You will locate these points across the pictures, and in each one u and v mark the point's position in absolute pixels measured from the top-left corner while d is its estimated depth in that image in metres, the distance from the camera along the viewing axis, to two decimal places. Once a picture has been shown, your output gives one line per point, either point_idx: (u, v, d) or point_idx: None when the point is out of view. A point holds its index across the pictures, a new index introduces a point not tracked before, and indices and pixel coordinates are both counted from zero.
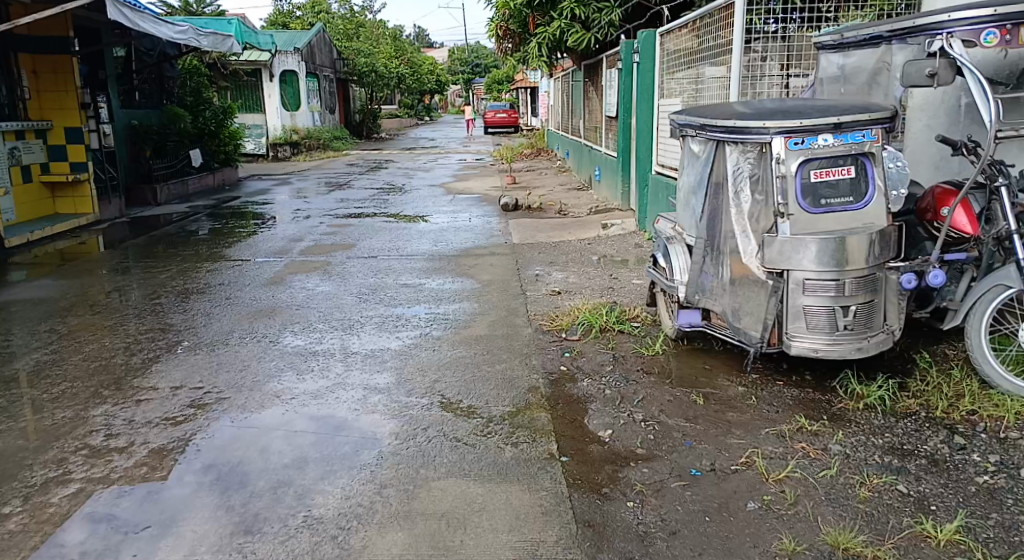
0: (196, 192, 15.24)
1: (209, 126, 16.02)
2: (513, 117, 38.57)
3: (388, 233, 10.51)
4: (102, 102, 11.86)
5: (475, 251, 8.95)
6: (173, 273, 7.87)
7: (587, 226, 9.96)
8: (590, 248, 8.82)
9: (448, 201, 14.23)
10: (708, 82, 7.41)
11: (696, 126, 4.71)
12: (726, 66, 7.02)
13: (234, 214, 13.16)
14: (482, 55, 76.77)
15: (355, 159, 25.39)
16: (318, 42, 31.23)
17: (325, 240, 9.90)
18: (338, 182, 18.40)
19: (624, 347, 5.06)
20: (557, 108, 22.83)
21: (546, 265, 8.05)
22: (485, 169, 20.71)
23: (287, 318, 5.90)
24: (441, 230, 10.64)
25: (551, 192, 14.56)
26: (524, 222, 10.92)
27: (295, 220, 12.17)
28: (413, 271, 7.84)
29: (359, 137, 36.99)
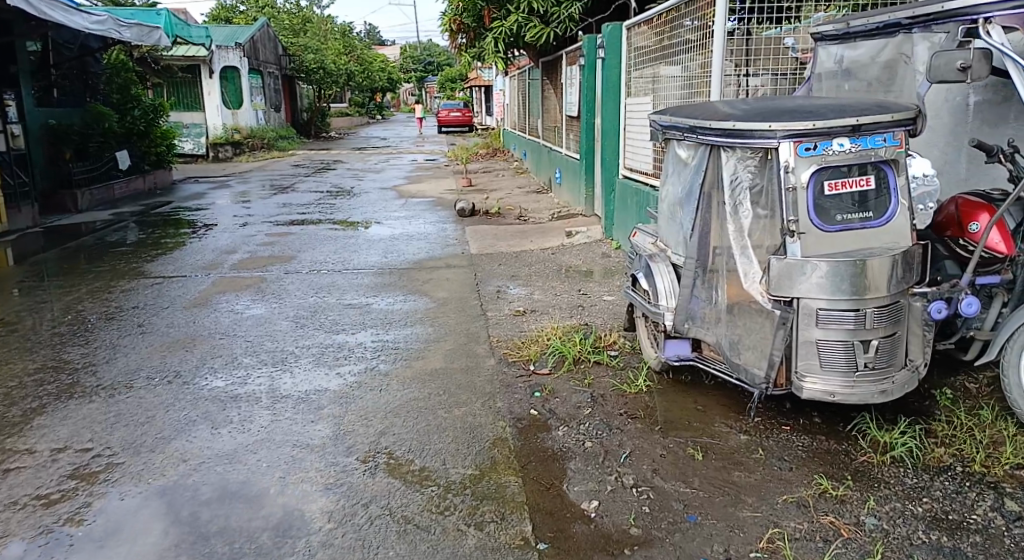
0: (123, 196, 14.90)
1: (137, 125, 15.64)
2: (467, 116, 37.85)
3: (332, 242, 9.79)
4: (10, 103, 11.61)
5: (427, 264, 8.28)
6: (86, 294, 7.12)
7: (549, 235, 9.33)
8: (552, 259, 8.21)
9: (400, 205, 13.53)
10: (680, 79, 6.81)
11: (685, 127, 4.06)
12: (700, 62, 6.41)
13: (168, 222, 12.33)
14: (434, 53, 75.85)
15: (302, 159, 24.51)
16: (261, 37, 30.18)
17: (264, 253, 9.16)
18: (283, 185, 17.57)
19: (601, 383, 4.40)
20: (513, 108, 22.20)
21: (505, 279, 7.43)
22: (439, 170, 20.01)
23: (211, 355, 5.22)
24: (390, 240, 9.95)
25: (509, 196, 13.93)
26: (480, 230, 10.27)
27: (234, 228, 11.37)
28: (361, 289, 7.14)
29: (306, 136, 36.03)
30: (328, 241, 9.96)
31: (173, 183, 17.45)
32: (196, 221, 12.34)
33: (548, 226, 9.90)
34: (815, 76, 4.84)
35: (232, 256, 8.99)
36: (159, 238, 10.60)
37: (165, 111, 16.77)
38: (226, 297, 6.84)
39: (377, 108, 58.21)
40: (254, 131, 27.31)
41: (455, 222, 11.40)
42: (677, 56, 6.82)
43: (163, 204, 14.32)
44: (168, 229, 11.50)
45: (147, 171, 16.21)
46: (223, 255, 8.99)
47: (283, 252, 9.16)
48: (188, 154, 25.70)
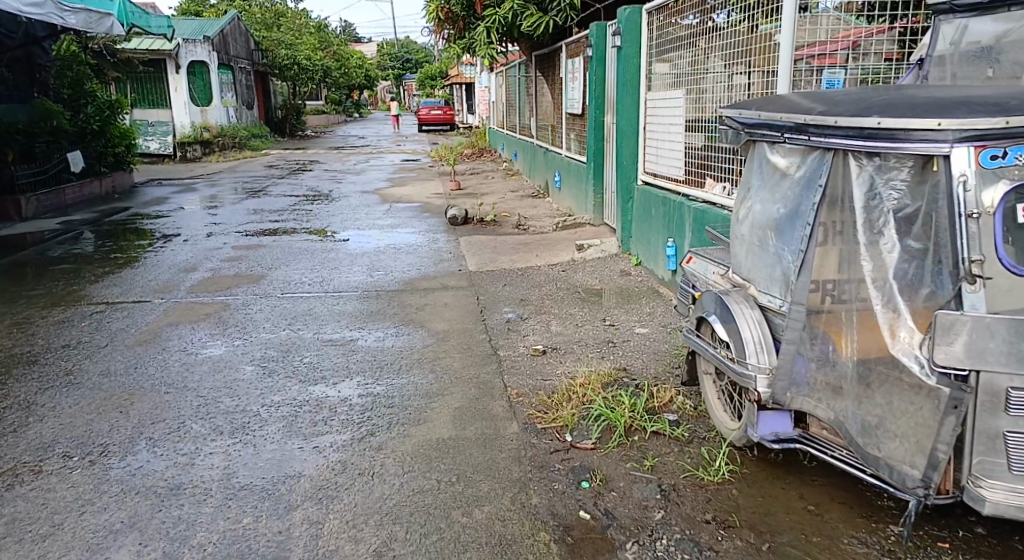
0: (76, 202, 13.73)
1: (91, 123, 14.56)
2: (448, 114, 36.74)
3: (306, 257, 8.69)
4: None
5: (417, 285, 7.20)
6: (13, 332, 6.06)
7: (556, 251, 8.27)
8: (560, 280, 7.15)
9: (382, 211, 12.42)
10: (717, 69, 5.75)
11: (787, 126, 3.01)
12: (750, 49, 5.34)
13: (125, 232, 11.19)
14: (412, 49, 74.53)
15: (276, 160, 23.31)
16: (232, 31, 28.93)
17: (228, 271, 8.06)
18: (255, 188, 16.41)
19: (666, 466, 3.29)
20: (501, 105, 21.10)
21: (510, 306, 6.37)
22: (422, 171, 18.89)
23: (151, 423, 4.16)
24: (373, 254, 8.86)
25: (502, 202, 12.89)
26: (475, 243, 9.19)
27: (197, 239, 10.23)
28: (344, 320, 6.04)
29: (282, 135, 34.87)
30: (302, 254, 8.86)
31: (135, 186, 16.30)
32: (157, 231, 11.20)
33: (552, 241, 8.83)
34: (930, 57, 4.13)
35: (192, 275, 7.89)
36: (112, 251, 9.46)
37: (124, 108, 15.72)
38: (178, 336, 5.75)
39: (355, 105, 56.93)
40: (225, 130, 26.13)
41: (444, 232, 10.31)
42: (718, 42, 5.75)
43: (122, 211, 13.15)
44: (124, 241, 10.34)
45: (105, 174, 15.04)
46: (182, 276, 7.89)
47: (250, 270, 8.04)
48: (155, 154, 24.55)
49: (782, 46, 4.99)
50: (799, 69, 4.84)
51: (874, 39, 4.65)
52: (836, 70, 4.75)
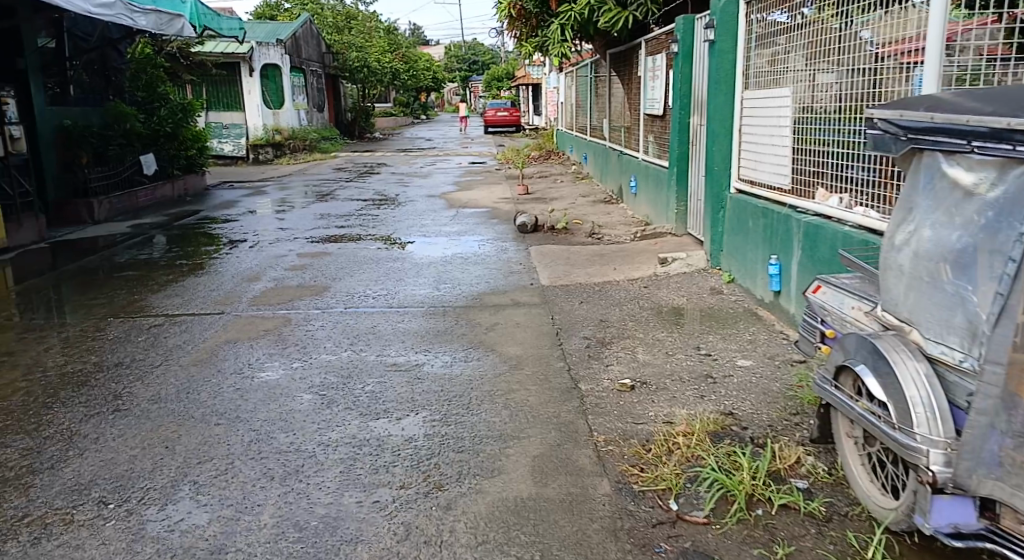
0: (147, 205, 13.50)
1: (164, 126, 14.31)
2: (515, 115, 36.29)
3: (371, 266, 8.32)
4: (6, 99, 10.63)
5: (486, 300, 6.74)
6: (67, 345, 5.79)
7: (634, 264, 7.73)
8: (643, 299, 6.62)
9: (451, 217, 12.03)
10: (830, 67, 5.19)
11: (981, 137, 2.65)
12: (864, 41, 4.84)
13: (192, 236, 11.01)
14: (479, 51, 74.46)
15: (344, 163, 23.20)
16: (303, 34, 29.05)
17: (291, 280, 7.72)
18: (322, 191, 16.22)
19: (804, 555, 2.84)
20: (570, 107, 20.58)
21: (590, 327, 5.86)
22: (490, 174, 18.50)
23: (197, 461, 3.75)
24: (441, 264, 8.43)
25: (574, 208, 12.38)
26: (548, 254, 8.69)
27: (263, 245, 9.97)
28: (409, 340, 5.61)
29: (350, 137, 34.97)
30: (367, 263, 8.50)
31: (205, 189, 16.28)
32: (223, 236, 11.01)
33: (629, 252, 8.27)
34: None
35: (255, 285, 7.57)
36: (179, 256, 9.24)
37: (196, 111, 15.59)
38: (234, 354, 5.39)
39: (422, 107, 57.05)
40: (295, 132, 26.19)
41: (515, 240, 9.84)
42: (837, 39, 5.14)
43: (190, 214, 13.05)
44: (190, 246, 10.15)
45: (177, 177, 14.93)
46: (244, 285, 7.58)
47: (314, 279, 7.69)
48: (227, 156, 24.72)
49: (870, 43, 4.78)
50: (889, 64, 4.58)
51: (971, 33, 4.11)
52: (923, 68, 4.33)
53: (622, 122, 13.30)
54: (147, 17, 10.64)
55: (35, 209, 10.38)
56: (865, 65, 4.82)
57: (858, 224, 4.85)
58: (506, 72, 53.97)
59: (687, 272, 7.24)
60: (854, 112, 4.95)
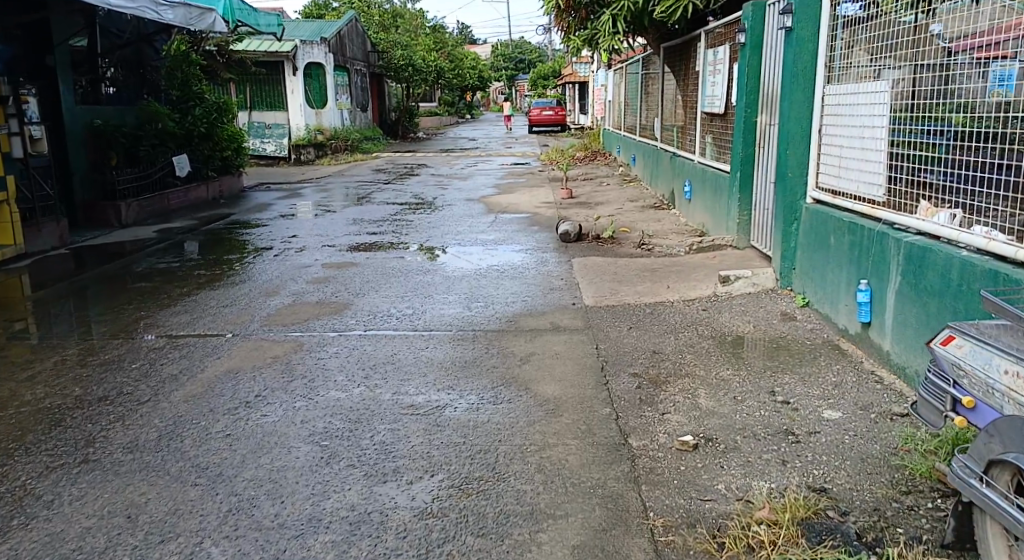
0: (179, 208, 12.86)
1: (198, 126, 13.57)
2: (560, 115, 35.46)
3: (399, 279, 7.67)
4: (30, 96, 10.06)
5: (521, 324, 6.03)
6: (57, 369, 5.20)
7: (689, 281, 6.96)
8: (700, 326, 5.86)
9: (490, 223, 11.36)
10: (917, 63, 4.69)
11: None
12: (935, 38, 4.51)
13: (220, 241, 10.49)
14: (525, 49, 73.60)
15: (385, 163, 22.66)
16: (348, 32, 28.64)
17: (312, 294, 7.09)
18: (359, 193, 15.66)
19: None
20: (618, 105, 19.74)
21: (639, 360, 5.11)
22: (533, 176, 17.77)
23: (158, 540, 3.11)
24: (475, 278, 7.74)
25: (622, 214, 11.62)
26: (593, 267, 7.94)
27: (289, 252, 9.39)
28: (431, 372, 4.93)
29: (393, 137, 34.54)
30: (395, 276, 7.84)
31: (241, 190, 15.84)
32: (252, 241, 10.47)
33: (682, 268, 7.49)
34: None
35: (272, 298, 6.97)
36: (201, 262, 8.69)
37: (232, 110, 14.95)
38: (233, 383, 4.75)
39: (467, 105, 56.48)
40: (337, 132, 25.76)
41: (556, 251, 9.11)
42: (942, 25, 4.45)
43: (222, 217, 12.58)
44: (214, 252, 9.61)
45: (212, 179, 14.31)
46: (260, 298, 6.99)
47: (337, 293, 7.06)
48: (270, 156, 24.37)
49: (941, 38, 4.47)
50: (962, 60, 4.27)
51: None
52: (1009, 64, 3.97)
53: (676, 122, 12.48)
54: (174, 10, 10.03)
55: (56, 213, 9.80)
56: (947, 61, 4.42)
57: (983, 251, 4.12)
58: (552, 70, 53.18)
59: (749, 297, 6.45)
60: (951, 109, 4.39)
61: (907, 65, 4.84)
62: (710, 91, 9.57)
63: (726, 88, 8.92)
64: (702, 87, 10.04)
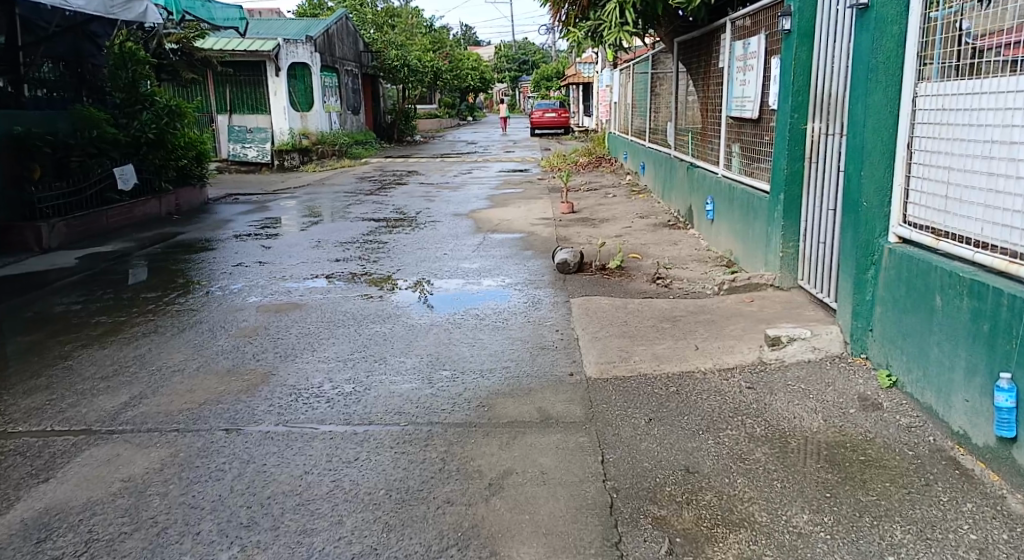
0: (121, 227, 11.23)
1: (146, 132, 11.93)
2: (563, 117, 33.77)
3: (348, 330, 6.03)
4: None
5: (496, 409, 4.37)
6: None
7: (721, 340, 5.29)
8: (746, 416, 4.20)
9: (476, 246, 9.69)
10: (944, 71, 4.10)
11: None
12: (953, 42, 4.00)
13: (153, 270, 8.87)
14: (528, 49, 71.96)
15: (373, 170, 21.00)
16: (338, 29, 27.04)
17: (227, 353, 5.46)
18: (335, 206, 14.04)
19: None
20: (624, 107, 18.07)
21: (666, 486, 3.47)
22: (531, 185, 16.11)
23: None
24: (446, 328, 6.09)
25: (630, 234, 9.99)
26: (595, 313, 6.27)
27: (228, 286, 7.74)
28: (348, 513, 3.30)
29: (388, 141, 33.10)
30: (345, 325, 6.19)
31: (204, 202, 14.24)
32: (192, 269, 8.84)
33: (711, 319, 5.81)
34: None
35: (174, 360, 5.35)
36: (112, 303, 7.07)
37: (188, 112, 13.32)
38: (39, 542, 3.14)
39: (468, 107, 54.83)
40: (325, 135, 24.15)
41: (552, 287, 7.44)
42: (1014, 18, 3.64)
43: (170, 238, 10.96)
44: (139, 285, 7.97)
45: (167, 191, 12.69)
46: (158, 360, 5.37)
47: (259, 353, 5.42)
48: (251, 162, 22.75)
49: (967, 35, 3.91)
50: (994, 60, 3.75)
51: None
52: None
53: (693, 126, 10.80)
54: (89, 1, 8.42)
55: None
56: (979, 66, 3.85)
57: None
58: (556, 71, 51.47)
59: (807, 370, 4.77)
60: None
61: (979, 59, 3.85)
62: (738, 92, 7.91)
63: (760, 86, 7.26)
64: (727, 88, 8.38)
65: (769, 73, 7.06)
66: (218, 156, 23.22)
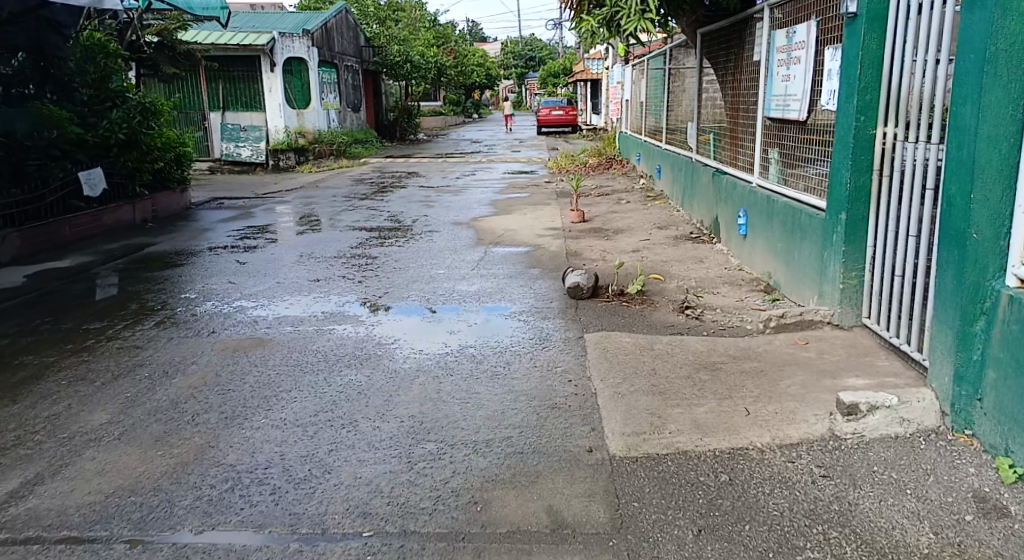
0: (85, 237, 10.24)
1: (116, 132, 10.86)
2: (570, 115, 32.66)
3: (315, 377, 4.96)
4: None
5: (490, 510, 3.33)
6: None
7: (777, 401, 4.22)
8: (830, 531, 3.18)
9: (476, 262, 8.64)
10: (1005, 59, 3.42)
11: None
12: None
13: (109, 290, 7.81)
14: (535, 46, 70.91)
15: (371, 171, 19.95)
16: (338, 23, 25.98)
17: (162, 412, 4.44)
18: (326, 213, 13.00)
19: None
20: (637, 106, 16.98)
21: None
22: (537, 189, 15.03)
23: None
24: (435, 374, 5.04)
25: (649, 249, 8.92)
26: (615, 354, 5.20)
27: (188, 311, 6.69)
28: None
29: (390, 140, 32.14)
30: (313, 369, 5.14)
31: (184, 207, 13.21)
32: (153, 288, 7.79)
33: (759, 368, 4.75)
34: None
35: (94, 423, 4.32)
36: (47, 336, 6.04)
37: (164, 110, 12.28)
38: None
39: (473, 104, 53.74)
40: (323, 134, 23.10)
41: (562, 316, 6.38)
42: None
43: (139, 249, 9.94)
44: (87, 310, 6.91)
45: (141, 196, 11.75)
46: (74, 420, 4.34)
47: (200, 415, 4.38)
48: (245, 162, 21.74)
49: None
50: None
51: None
52: None
53: (719, 127, 9.73)
54: None
55: None
56: None
57: None
58: (562, 67, 50.36)
59: (896, 452, 3.71)
60: None
61: None
62: (778, 90, 6.84)
63: (809, 83, 6.17)
64: (763, 86, 7.31)
65: (821, 69, 5.99)
66: (210, 156, 22.19)
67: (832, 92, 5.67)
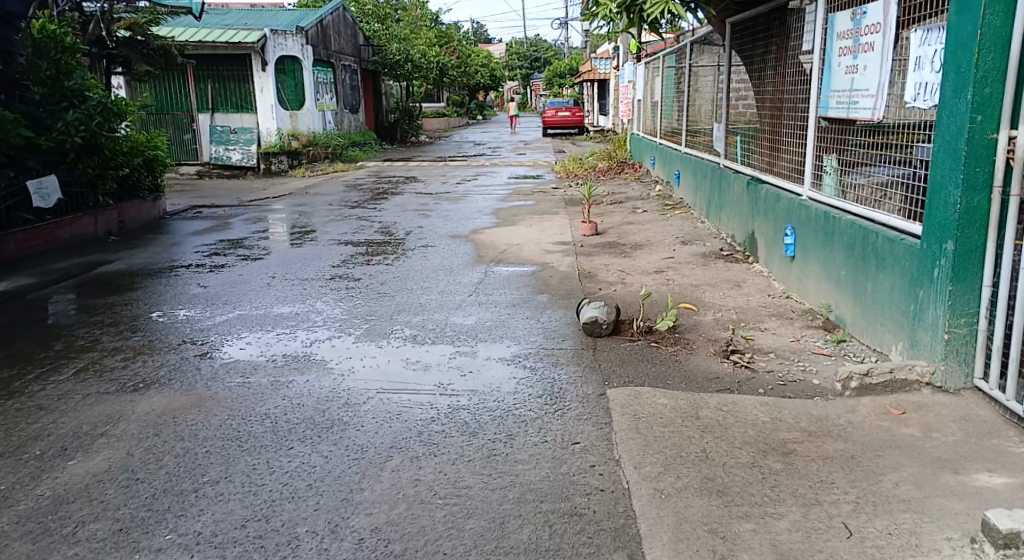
0: (37, 254, 9.30)
1: (71, 135, 9.60)
2: (578, 116, 31.46)
3: (255, 459, 3.75)
4: None
5: None
6: None
7: (889, 515, 3.07)
8: None
9: (475, 286, 7.45)
10: None
11: None
12: None
13: (43, 320, 6.65)
14: (541, 47, 69.88)
15: (366, 176, 18.79)
16: (335, 21, 24.83)
17: (36, 520, 3.31)
18: (312, 223, 11.82)
19: None
20: (651, 106, 15.76)
21: None
22: (544, 196, 13.87)
23: None
24: (415, 454, 3.80)
25: (673, 271, 7.73)
26: (650, 424, 4.00)
27: (121, 352, 5.50)
28: None
29: (390, 142, 31.08)
30: (255, 444, 3.94)
31: (156, 217, 12.08)
32: (96, 317, 6.62)
33: (846, 453, 3.55)
34: None
35: None
36: None
37: (129, 111, 11.05)
38: None
39: (477, 106, 52.53)
40: (318, 137, 21.94)
41: (578, 362, 5.17)
42: None
43: (94, 268, 8.77)
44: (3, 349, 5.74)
45: (105, 206, 10.70)
46: None
47: (85, 528, 3.24)
48: (235, 166, 20.63)
49: None
50: None
51: None
52: None
53: (752, 130, 8.51)
54: None
55: None
56: None
57: None
58: (568, 67, 49.22)
59: None
60: None
61: None
62: (840, 85, 5.64)
63: (885, 76, 5.02)
64: (817, 81, 6.12)
65: (907, 56, 4.77)
66: (199, 160, 20.94)
67: (934, 86, 4.42)
